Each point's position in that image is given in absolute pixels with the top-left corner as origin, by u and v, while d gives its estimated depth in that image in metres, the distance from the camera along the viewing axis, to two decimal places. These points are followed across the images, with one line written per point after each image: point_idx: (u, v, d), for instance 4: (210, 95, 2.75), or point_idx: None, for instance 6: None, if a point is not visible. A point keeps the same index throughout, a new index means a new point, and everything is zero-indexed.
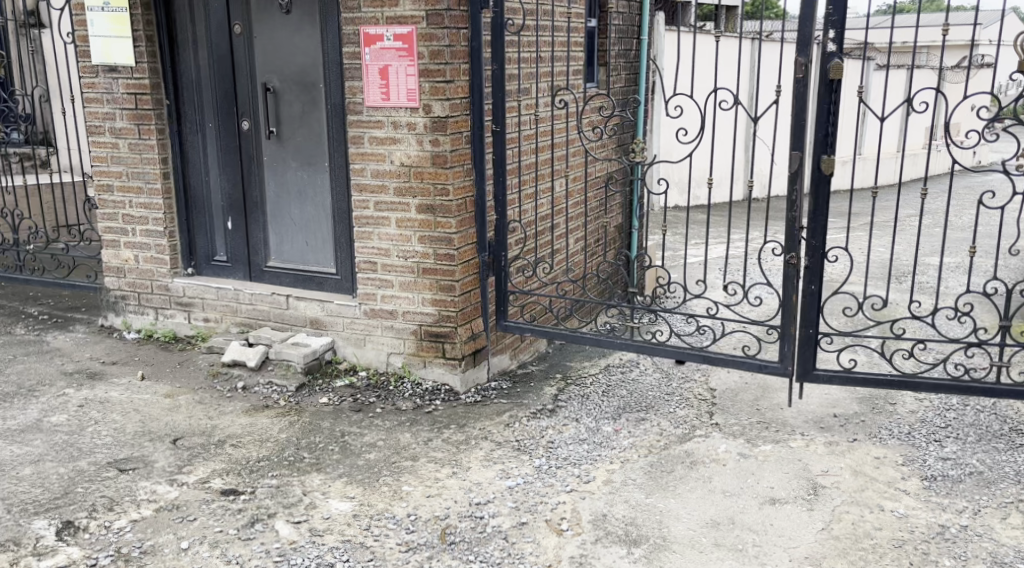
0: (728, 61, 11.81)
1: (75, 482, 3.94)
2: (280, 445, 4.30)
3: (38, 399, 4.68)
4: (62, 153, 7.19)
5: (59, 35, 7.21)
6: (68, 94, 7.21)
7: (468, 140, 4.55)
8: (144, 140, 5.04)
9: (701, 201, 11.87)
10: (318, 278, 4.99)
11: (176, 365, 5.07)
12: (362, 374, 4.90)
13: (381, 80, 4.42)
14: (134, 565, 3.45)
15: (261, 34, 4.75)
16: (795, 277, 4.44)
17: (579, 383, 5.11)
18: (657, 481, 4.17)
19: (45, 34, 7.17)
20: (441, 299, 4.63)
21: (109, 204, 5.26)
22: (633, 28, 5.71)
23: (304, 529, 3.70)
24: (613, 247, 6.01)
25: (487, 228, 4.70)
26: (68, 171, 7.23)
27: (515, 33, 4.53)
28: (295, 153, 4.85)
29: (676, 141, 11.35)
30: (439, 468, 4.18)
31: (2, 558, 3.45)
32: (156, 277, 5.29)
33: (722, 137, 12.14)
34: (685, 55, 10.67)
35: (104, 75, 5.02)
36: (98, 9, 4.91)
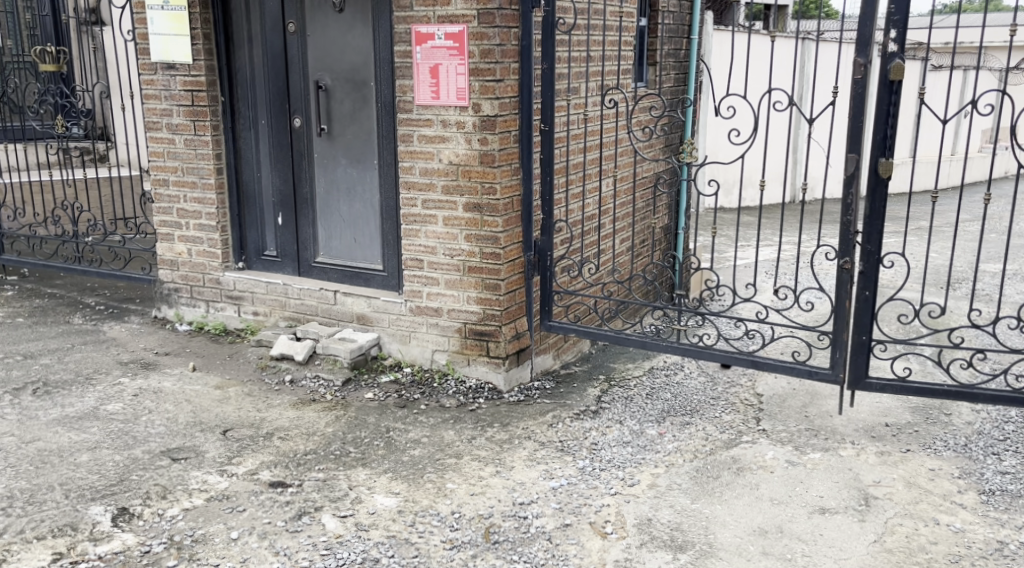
0: (785, 62, 11.64)
1: (130, 469, 4.04)
2: (327, 438, 4.36)
3: (94, 388, 4.81)
4: (119, 149, 7.44)
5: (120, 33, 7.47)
6: (128, 91, 7.48)
7: (516, 139, 4.56)
8: (199, 136, 5.14)
9: (753, 203, 11.71)
10: (365, 274, 5.05)
11: (227, 357, 5.17)
12: (407, 370, 4.94)
13: (432, 79, 4.46)
14: (186, 553, 3.52)
15: (315, 33, 4.82)
16: (849, 282, 4.34)
17: (623, 385, 5.08)
18: (704, 487, 4.12)
19: (107, 33, 7.44)
20: (487, 298, 4.65)
21: (165, 198, 5.39)
22: (683, 27, 5.67)
23: (350, 523, 3.74)
24: (660, 249, 5.97)
25: (532, 227, 4.70)
26: (126, 165, 7.50)
27: (566, 32, 4.53)
28: (345, 151, 4.92)
29: (729, 143, 11.23)
30: (482, 466, 4.19)
31: (60, 542, 3.55)
32: (208, 270, 5.41)
33: (778, 139, 11.96)
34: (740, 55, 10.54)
35: (162, 72, 5.15)
36: (158, 7, 5.05)
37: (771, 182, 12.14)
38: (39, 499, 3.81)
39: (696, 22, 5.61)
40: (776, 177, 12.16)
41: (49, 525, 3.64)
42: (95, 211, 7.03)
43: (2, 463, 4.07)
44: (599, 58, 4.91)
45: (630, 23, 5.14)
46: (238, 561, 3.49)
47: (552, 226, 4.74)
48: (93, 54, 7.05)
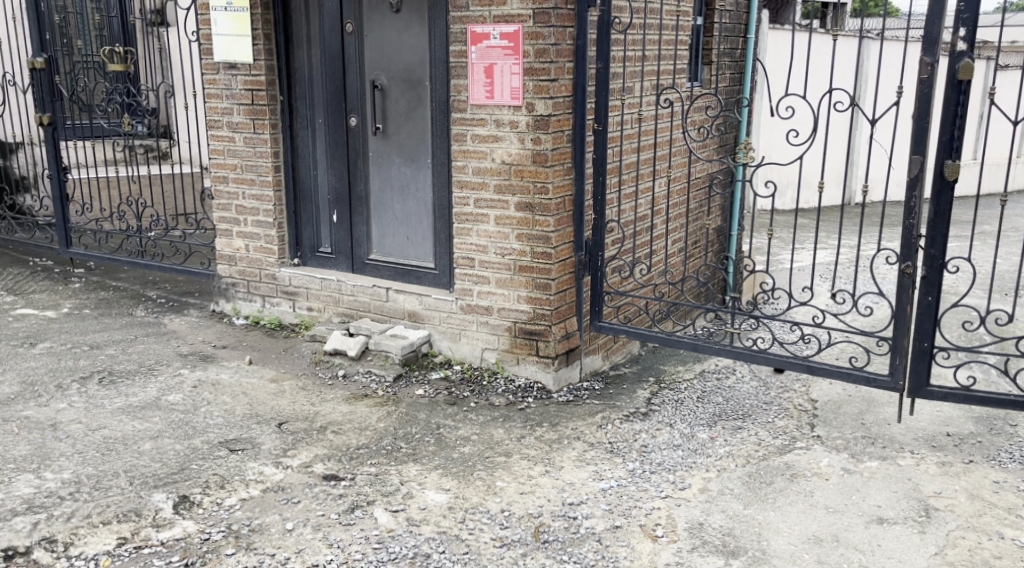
0: (849, 61, 11.42)
1: (190, 459, 4.16)
2: (378, 433, 4.42)
3: (156, 378, 4.97)
4: (181, 146, 7.71)
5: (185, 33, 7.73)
6: (190, 90, 7.74)
7: (569, 139, 4.56)
8: (259, 134, 5.26)
9: (812, 205, 11.53)
10: (417, 272, 5.11)
11: (282, 351, 5.28)
12: (457, 368, 4.98)
13: (487, 79, 4.48)
14: (243, 542, 3.61)
15: (372, 33, 4.89)
16: (910, 287, 4.22)
17: (673, 388, 5.04)
18: (757, 492, 4.06)
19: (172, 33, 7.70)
20: (537, 297, 4.65)
21: (225, 195, 5.52)
22: (740, 26, 5.61)
23: (401, 518, 3.79)
24: (712, 250, 5.91)
25: (584, 227, 4.71)
26: (187, 162, 7.76)
27: (621, 31, 4.52)
28: (400, 150, 4.98)
29: (786, 143, 11.08)
30: (532, 466, 4.20)
31: (125, 527, 3.66)
32: (265, 266, 5.52)
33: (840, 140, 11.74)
34: (800, 54, 10.38)
35: (224, 72, 5.27)
36: (222, 8, 5.16)
37: (833, 183, 11.92)
38: (105, 485, 3.94)
39: (753, 21, 5.55)
40: (839, 179, 11.93)
41: (115, 510, 3.76)
42: (157, 207, 7.26)
43: (70, 449, 4.22)
44: (654, 57, 4.89)
45: (685, 23, 5.10)
46: (293, 552, 3.56)
47: (603, 226, 4.73)
48: (157, 54, 7.29)
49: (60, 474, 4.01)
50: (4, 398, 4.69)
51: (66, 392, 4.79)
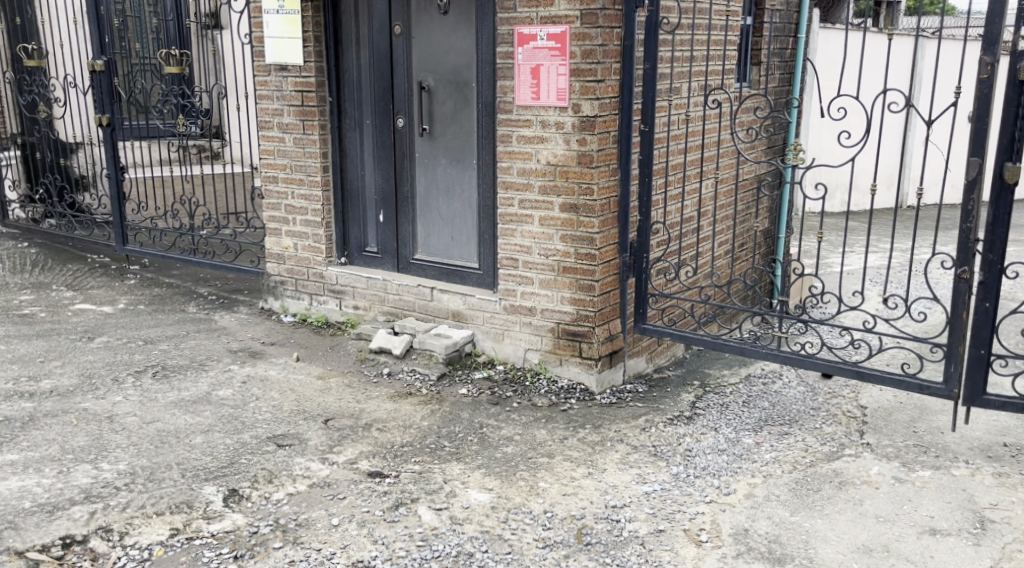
0: (904, 61, 11.19)
1: (239, 453, 4.25)
2: (422, 432, 4.46)
3: (207, 373, 5.08)
4: (232, 147, 7.91)
5: (238, 35, 7.91)
6: (242, 92, 7.92)
7: (615, 140, 4.55)
8: (308, 135, 5.34)
9: (863, 208, 11.33)
10: (461, 272, 5.15)
11: (329, 349, 5.36)
12: (500, 368, 5.00)
13: (533, 80, 4.49)
14: (290, 536, 3.67)
15: (420, 35, 4.94)
16: (967, 292, 4.10)
17: (718, 392, 4.98)
18: (804, 499, 4.00)
19: (226, 36, 7.89)
20: (581, 298, 4.65)
21: (274, 194, 5.62)
22: (790, 26, 5.54)
23: (445, 516, 3.81)
24: (759, 253, 5.85)
25: (629, 228, 4.69)
26: (238, 162, 7.95)
27: (669, 32, 4.49)
28: (446, 150, 5.02)
29: (838, 145, 10.90)
30: (574, 467, 4.19)
31: (177, 518, 3.75)
32: (312, 264, 5.61)
33: (893, 142, 11.52)
34: (854, 53, 10.20)
35: (275, 74, 5.37)
36: (274, 11, 5.26)
37: (886, 186, 11.70)
38: (158, 477, 4.04)
39: (803, 20, 5.48)
40: (891, 182, 11.71)
41: (167, 502, 3.85)
42: (210, 206, 7.45)
43: (125, 441, 4.34)
44: (702, 58, 4.86)
45: (734, 23, 5.06)
46: (339, 547, 3.61)
47: (648, 227, 4.71)
48: (211, 57, 7.47)
49: (116, 465, 4.13)
50: (64, 390, 4.84)
51: (122, 386, 4.92)
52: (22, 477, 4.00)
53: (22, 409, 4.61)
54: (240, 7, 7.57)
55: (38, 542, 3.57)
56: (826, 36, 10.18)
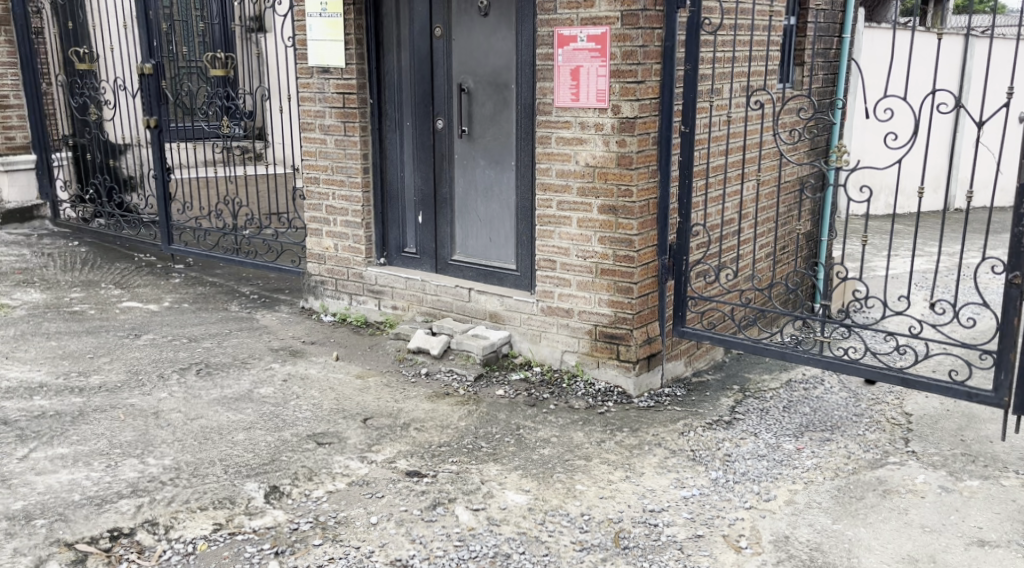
0: (953, 61, 10.98)
1: (280, 450, 4.31)
2: (459, 432, 4.48)
3: (249, 371, 5.16)
4: (275, 148, 8.05)
5: (281, 39, 8.06)
6: (285, 94, 8.05)
7: (655, 141, 4.52)
8: (349, 137, 5.39)
9: (910, 211, 11.13)
10: (499, 274, 5.17)
11: (368, 348, 5.41)
12: (537, 369, 5.00)
13: (573, 81, 4.49)
14: (330, 533, 3.71)
15: (460, 37, 4.97)
16: (1018, 298, 3.97)
17: (758, 397, 4.92)
18: (846, 507, 3.93)
19: (269, 39, 8.04)
20: (619, 301, 4.63)
21: (316, 195, 5.68)
22: (834, 26, 5.46)
23: (482, 517, 3.82)
24: (801, 256, 5.78)
25: (668, 230, 4.66)
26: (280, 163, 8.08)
27: (712, 32, 4.45)
28: (484, 152, 5.04)
29: (884, 147, 10.72)
30: (612, 470, 4.17)
31: (220, 514, 3.81)
32: (352, 265, 5.66)
33: (941, 143, 11.31)
34: (901, 53, 10.03)
35: (318, 76, 5.43)
36: (317, 14, 5.32)
37: (933, 189, 11.48)
38: (202, 472, 4.11)
39: (848, 19, 5.41)
40: (939, 184, 11.49)
41: (210, 497, 3.91)
42: (253, 207, 7.58)
43: (170, 437, 4.42)
44: (744, 59, 4.83)
45: (776, 23, 5.01)
46: (377, 545, 3.64)
47: (687, 229, 4.68)
48: (256, 60, 7.61)
49: (161, 460, 4.21)
50: (111, 386, 4.95)
51: (167, 382, 5.02)
52: (71, 470, 4.10)
53: (72, 404, 4.73)
54: (284, 11, 7.71)
55: (87, 534, 3.65)
56: (873, 36, 10.02)
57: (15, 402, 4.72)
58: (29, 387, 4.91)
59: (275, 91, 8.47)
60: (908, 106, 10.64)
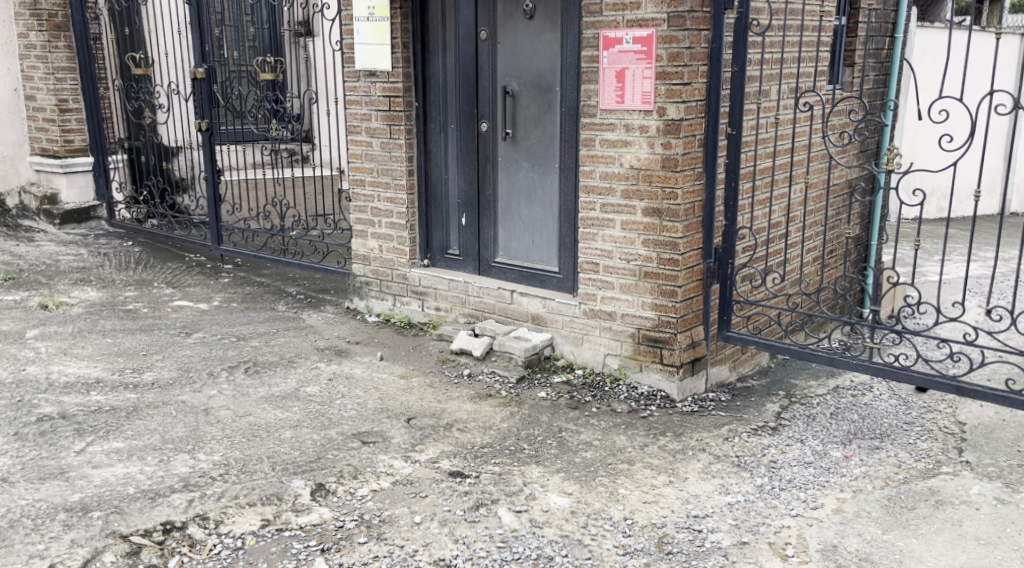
0: (1011, 60, 10.73)
1: (326, 449, 4.36)
2: (502, 433, 4.49)
3: (296, 369, 5.25)
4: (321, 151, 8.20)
5: (329, 43, 8.20)
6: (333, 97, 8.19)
7: (701, 143, 4.48)
8: (394, 140, 5.44)
9: (965, 215, 10.89)
10: (542, 276, 5.17)
11: (411, 349, 5.45)
12: (579, 372, 4.99)
13: (618, 83, 4.47)
14: (374, 531, 3.75)
15: (506, 39, 4.98)
16: None
17: (805, 403, 4.84)
18: (897, 517, 3.84)
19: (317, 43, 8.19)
20: (663, 304, 4.60)
21: (361, 197, 5.74)
22: (886, 25, 5.37)
23: (525, 518, 3.83)
24: (850, 260, 5.68)
25: (713, 233, 4.62)
26: (327, 165, 8.22)
27: (760, 33, 4.40)
28: (528, 154, 5.05)
29: (938, 149, 10.50)
30: (655, 475, 4.14)
31: (268, 510, 3.88)
32: (396, 266, 5.71)
33: (997, 145, 11.04)
34: (957, 53, 9.82)
35: (365, 80, 5.49)
36: (365, 18, 5.37)
37: (990, 191, 11.21)
38: (251, 469, 4.19)
39: (901, 19, 5.32)
40: (994, 187, 11.21)
41: (259, 493, 3.99)
42: (299, 208, 7.71)
43: (220, 433, 4.51)
44: (793, 60, 4.76)
45: (827, 23, 4.94)
46: (421, 544, 3.66)
47: (733, 233, 4.62)
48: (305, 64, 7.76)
49: (212, 456, 4.30)
50: (164, 383, 5.07)
51: (217, 380, 5.12)
52: (126, 464, 4.21)
53: (126, 400, 4.85)
54: (332, 15, 7.85)
55: (141, 526, 3.73)
56: (925, 36, 9.84)
57: (73, 397, 4.86)
58: (86, 382, 5.05)
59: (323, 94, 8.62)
60: (963, 107, 10.41)
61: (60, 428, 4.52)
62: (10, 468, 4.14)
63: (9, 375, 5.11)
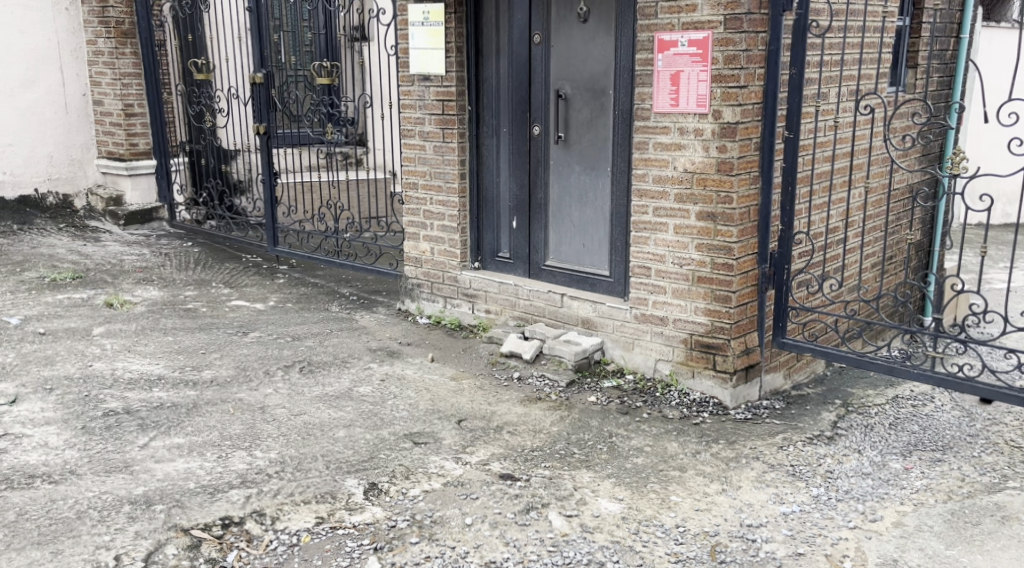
0: None
1: (378, 448, 4.40)
2: (552, 437, 4.47)
3: (349, 369, 5.31)
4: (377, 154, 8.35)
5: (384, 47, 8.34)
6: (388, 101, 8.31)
7: (757, 147, 4.41)
8: (447, 143, 5.47)
9: None
10: (592, 280, 5.14)
11: (461, 351, 5.47)
12: (630, 377, 4.95)
13: (672, 86, 4.42)
14: (425, 532, 3.77)
15: (559, 43, 4.97)
16: None
17: (862, 412, 4.71)
18: (961, 533, 3.71)
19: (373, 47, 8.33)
20: (717, 310, 4.53)
21: (414, 200, 5.78)
22: (951, 26, 5.24)
23: (575, 523, 3.80)
24: (908, 266, 5.54)
25: (769, 238, 4.53)
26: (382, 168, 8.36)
27: (819, 35, 4.31)
28: (580, 158, 5.03)
29: (1006, 153, 10.22)
30: (708, 483, 4.08)
31: (322, 508, 3.93)
32: (448, 268, 5.73)
33: None
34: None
35: (419, 84, 5.53)
36: (419, 23, 5.42)
37: None
38: (305, 467, 4.25)
39: (966, 20, 5.20)
40: None
41: (313, 491, 4.04)
42: (352, 210, 7.84)
43: (276, 431, 4.59)
44: (853, 62, 4.66)
45: (889, 24, 4.82)
46: (472, 546, 3.67)
47: (789, 238, 4.54)
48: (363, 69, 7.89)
49: (268, 453, 4.38)
50: (222, 381, 5.18)
51: (273, 379, 5.21)
52: (186, 459, 4.31)
53: (187, 397, 4.97)
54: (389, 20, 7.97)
55: (201, 520, 3.81)
56: (989, 36, 9.73)
57: (136, 393, 5.00)
58: (149, 379, 5.19)
59: (377, 99, 8.76)
60: None
61: (124, 423, 4.66)
62: (78, 461, 4.27)
63: (77, 370, 5.27)
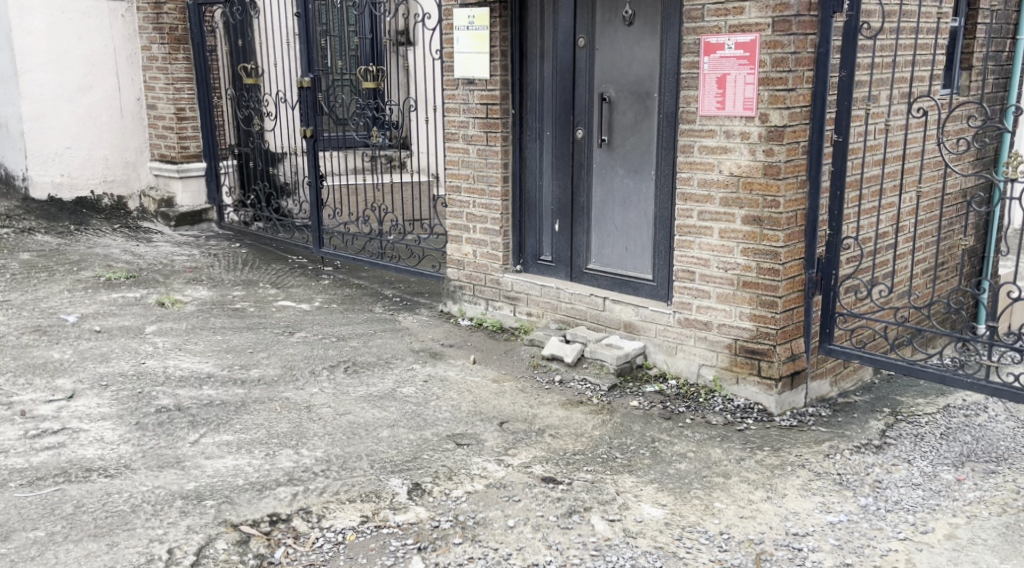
0: None
1: (422, 449, 4.43)
2: (594, 441, 4.45)
3: (392, 370, 5.35)
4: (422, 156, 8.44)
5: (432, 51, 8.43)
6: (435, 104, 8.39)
7: (805, 150, 4.33)
8: (491, 147, 5.47)
9: None
10: (635, 283, 5.11)
11: (503, 353, 5.48)
12: (672, 383, 4.90)
13: (718, 90, 4.36)
14: (468, 533, 3.78)
15: (604, 46, 4.95)
16: None
17: (912, 421, 4.60)
18: (1016, 546, 3.60)
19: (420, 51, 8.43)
20: (762, 315, 4.47)
21: (458, 203, 5.80)
22: (1007, 27, 5.13)
23: (618, 528, 3.77)
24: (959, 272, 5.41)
25: (816, 243, 4.45)
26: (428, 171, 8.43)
27: (871, 37, 4.22)
28: (624, 161, 5.01)
29: None
30: (752, 490, 4.02)
31: (366, 506, 3.96)
32: (490, 270, 5.74)
33: None
34: None
35: (462, 88, 5.55)
36: (464, 27, 5.43)
37: None
38: (350, 466, 4.29)
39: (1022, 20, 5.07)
40: None
41: (358, 490, 4.08)
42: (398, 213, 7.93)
43: (322, 430, 4.65)
44: (905, 64, 4.56)
45: (944, 24, 4.72)
46: (515, 549, 3.66)
47: (837, 243, 4.45)
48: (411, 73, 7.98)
49: (314, 451, 4.43)
50: (270, 379, 5.26)
51: (319, 378, 5.28)
52: (235, 456, 4.38)
53: (236, 395, 5.05)
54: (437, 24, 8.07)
55: (249, 516, 3.87)
56: None
57: (187, 391, 5.10)
58: (200, 377, 5.29)
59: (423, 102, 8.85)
60: None
61: (175, 419, 4.76)
62: (132, 456, 4.37)
63: (132, 367, 5.41)
